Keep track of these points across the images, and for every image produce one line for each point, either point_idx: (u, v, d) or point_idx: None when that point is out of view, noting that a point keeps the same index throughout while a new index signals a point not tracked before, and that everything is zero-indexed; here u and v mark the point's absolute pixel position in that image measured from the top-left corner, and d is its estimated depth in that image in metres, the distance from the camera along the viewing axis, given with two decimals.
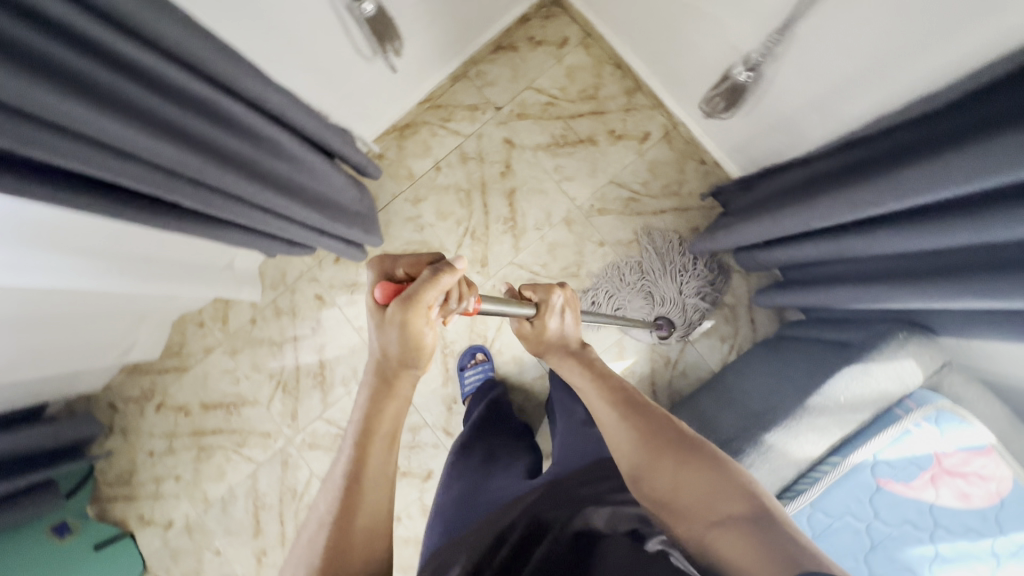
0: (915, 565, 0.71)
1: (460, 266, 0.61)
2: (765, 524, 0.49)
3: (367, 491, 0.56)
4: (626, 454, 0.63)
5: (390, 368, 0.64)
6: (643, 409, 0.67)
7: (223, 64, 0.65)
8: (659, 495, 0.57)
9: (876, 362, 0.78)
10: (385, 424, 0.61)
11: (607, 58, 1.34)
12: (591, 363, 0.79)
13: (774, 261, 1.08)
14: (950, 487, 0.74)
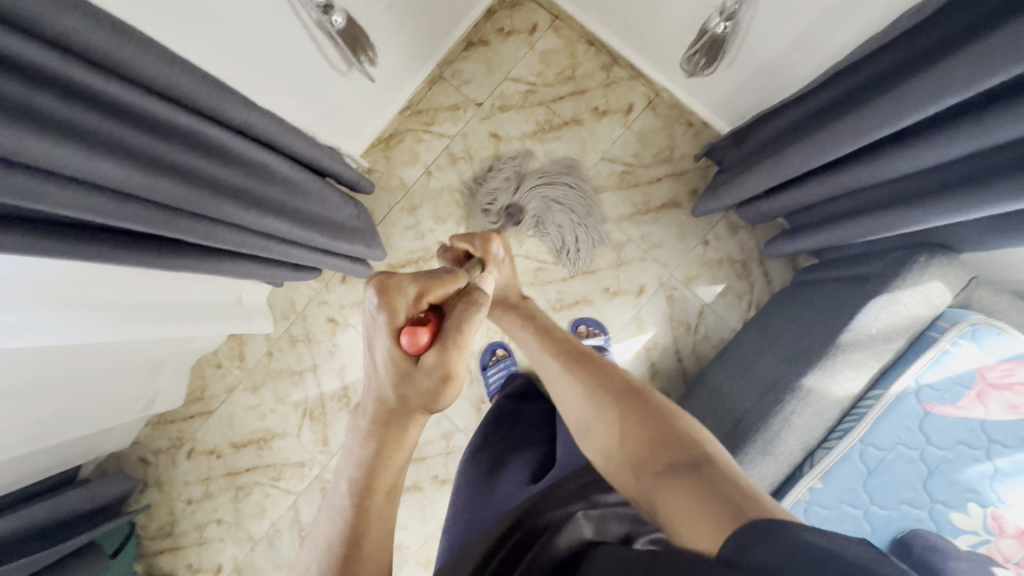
0: (976, 485, 0.72)
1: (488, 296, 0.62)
2: (704, 464, 0.52)
3: (369, 551, 0.54)
4: (578, 408, 0.69)
5: (403, 414, 0.57)
6: (590, 363, 0.72)
7: (207, 94, 0.64)
8: (609, 447, 0.62)
9: (903, 288, 0.77)
10: (387, 478, 0.58)
11: (579, 36, 1.33)
12: (540, 321, 0.83)
13: (778, 208, 1.07)
14: (998, 401, 0.72)
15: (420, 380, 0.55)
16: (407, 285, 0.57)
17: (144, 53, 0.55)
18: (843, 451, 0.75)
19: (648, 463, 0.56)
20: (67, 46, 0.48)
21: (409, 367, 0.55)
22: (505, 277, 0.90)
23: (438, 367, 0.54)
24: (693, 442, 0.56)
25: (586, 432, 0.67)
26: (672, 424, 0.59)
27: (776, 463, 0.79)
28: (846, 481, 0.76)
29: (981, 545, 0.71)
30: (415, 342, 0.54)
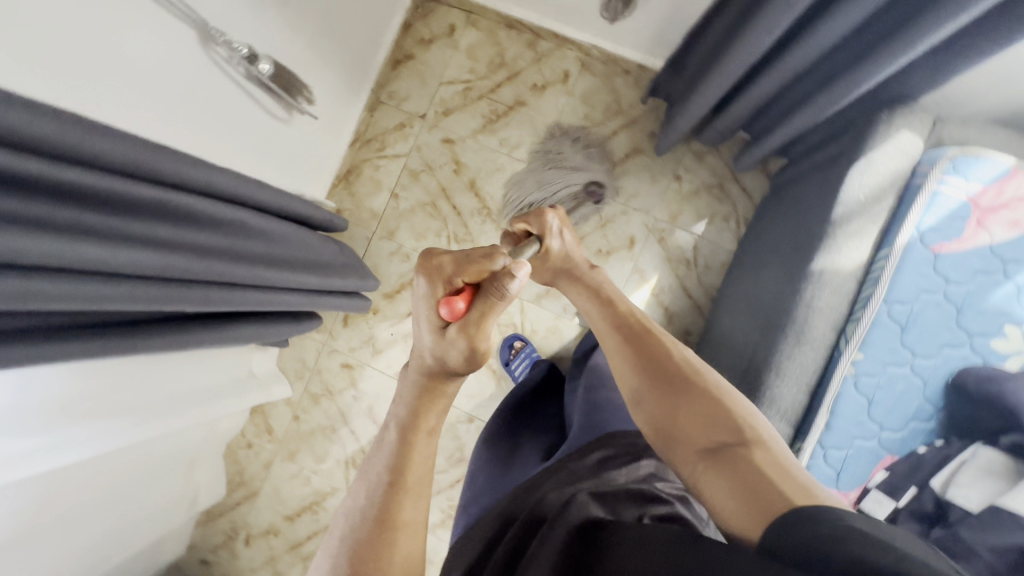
0: (1004, 307, 0.73)
1: (524, 278, 0.56)
2: (758, 451, 0.49)
3: (413, 483, 0.52)
4: (629, 380, 0.65)
5: (437, 387, 0.56)
6: (647, 338, 0.68)
7: (165, 162, 0.65)
8: (657, 421, 0.60)
9: (875, 150, 0.79)
10: (428, 418, 0.55)
11: (498, 23, 1.36)
12: (606, 301, 0.77)
13: (735, 120, 1.09)
14: (998, 222, 0.74)
15: (446, 351, 0.56)
16: (444, 262, 0.59)
17: (95, 133, 0.55)
18: (871, 318, 0.76)
19: (698, 441, 0.54)
20: (21, 143, 0.49)
21: (441, 338, 0.56)
22: (575, 250, 0.86)
23: (461, 343, 0.54)
24: (752, 426, 0.53)
25: (637, 404, 0.63)
26: (730, 404, 0.56)
27: (812, 350, 0.79)
28: (884, 344, 0.76)
29: None
30: (445, 313, 0.56)
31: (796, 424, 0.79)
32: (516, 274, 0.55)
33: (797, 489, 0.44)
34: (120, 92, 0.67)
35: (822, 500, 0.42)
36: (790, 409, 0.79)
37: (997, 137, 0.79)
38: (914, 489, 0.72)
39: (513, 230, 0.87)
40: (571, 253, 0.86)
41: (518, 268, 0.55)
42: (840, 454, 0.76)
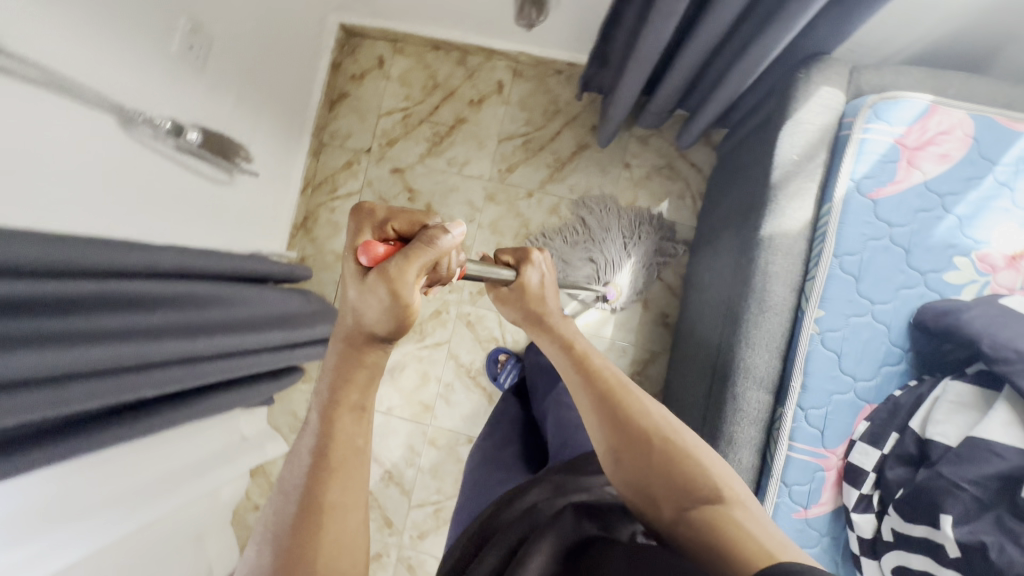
0: (947, 239, 0.75)
1: (455, 231, 0.52)
2: (739, 514, 0.51)
3: (341, 460, 0.45)
4: (605, 438, 0.62)
5: (357, 355, 0.48)
6: (624, 393, 0.65)
7: (99, 253, 0.66)
8: (636, 482, 0.58)
9: (800, 109, 0.81)
10: (351, 395, 0.47)
11: (424, 47, 1.36)
12: (574, 355, 0.72)
13: (667, 100, 1.10)
14: (927, 159, 0.76)
15: (365, 303, 0.48)
16: (377, 209, 0.55)
17: (16, 242, 0.56)
18: (825, 273, 0.77)
19: (680, 502, 0.55)
20: None
21: (358, 285, 0.49)
22: (552, 291, 0.81)
23: (380, 290, 0.48)
24: (730, 488, 0.55)
25: (614, 462, 0.61)
26: (707, 463, 0.57)
27: (777, 316, 0.80)
28: (842, 296, 0.77)
29: (985, 288, 0.74)
30: (364, 257, 0.50)
31: (773, 388, 0.80)
32: (449, 231, 0.52)
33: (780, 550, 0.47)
34: (38, 192, 0.67)
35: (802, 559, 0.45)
36: (766, 376, 0.80)
37: (913, 73, 0.80)
38: (895, 434, 0.72)
39: (495, 256, 0.83)
40: (549, 287, 0.81)
41: (454, 225, 0.52)
42: (820, 413, 0.76)
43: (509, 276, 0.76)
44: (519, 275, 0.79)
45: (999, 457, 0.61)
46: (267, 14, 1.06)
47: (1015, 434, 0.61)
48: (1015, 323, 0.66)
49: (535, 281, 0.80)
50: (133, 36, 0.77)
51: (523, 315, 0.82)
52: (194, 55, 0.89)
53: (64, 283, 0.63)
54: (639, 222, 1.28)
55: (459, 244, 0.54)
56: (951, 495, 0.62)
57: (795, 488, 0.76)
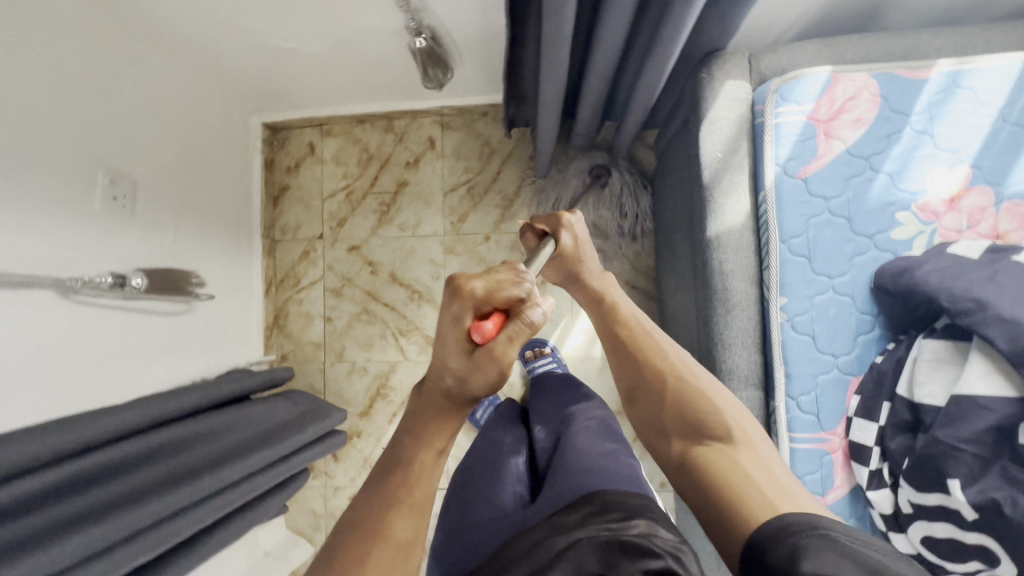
0: (883, 198, 0.76)
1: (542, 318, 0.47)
2: (744, 456, 0.54)
3: (414, 498, 0.46)
4: (624, 377, 0.67)
5: (451, 411, 0.48)
6: (648, 338, 0.67)
7: (46, 441, 0.66)
8: (652, 418, 0.63)
9: (711, 108, 0.82)
10: (444, 433, 0.48)
11: (349, 124, 1.38)
12: (602, 304, 0.73)
13: (590, 120, 1.11)
14: (843, 127, 0.77)
15: (472, 375, 0.46)
16: (476, 287, 0.46)
17: None
18: (777, 260, 0.77)
19: (689, 438, 0.58)
20: None
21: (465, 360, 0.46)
22: (586, 252, 0.76)
23: (492, 372, 0.45)
24: (744, 429, 0.56)
25: (632, 398, 0.66)
26: (719, 403, 0.59)
27: (744, 311, 0.79)
28: (799, 279, 0.77)
29: (934, 237, 0.74)
30: (477, 334, 0.46)
31: (762, 380, 0.79)
32: (540, 305, 0.48)
33: (777, 493, 0.49)
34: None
35: (803, 507, 0.46)
36: (751, 372, 0.79)
37: (809, 48, 0.81)
38: (887, 403, 0.71)
39: (528, 227, 0.79)
40: (587, 249, 0.76)
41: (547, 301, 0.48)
42: (811, 398, 0.75)
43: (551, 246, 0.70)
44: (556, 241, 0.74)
45: (988, 409, 0.60)
46: (186, 140, 1.08)
47: (997, 383, 0.61)
48: (968, 271, 0.66)
49: (571, 243, 0.75)
50: (51, 210, 0.78)
51: (563, 276, 0.78)
52: (121, 204, 0.90)
53: (20, 482, 0.62)
54: (603, 169, 1.26)
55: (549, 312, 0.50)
56: (953, 458, 0.62)
57: (807, 478, 0.75)
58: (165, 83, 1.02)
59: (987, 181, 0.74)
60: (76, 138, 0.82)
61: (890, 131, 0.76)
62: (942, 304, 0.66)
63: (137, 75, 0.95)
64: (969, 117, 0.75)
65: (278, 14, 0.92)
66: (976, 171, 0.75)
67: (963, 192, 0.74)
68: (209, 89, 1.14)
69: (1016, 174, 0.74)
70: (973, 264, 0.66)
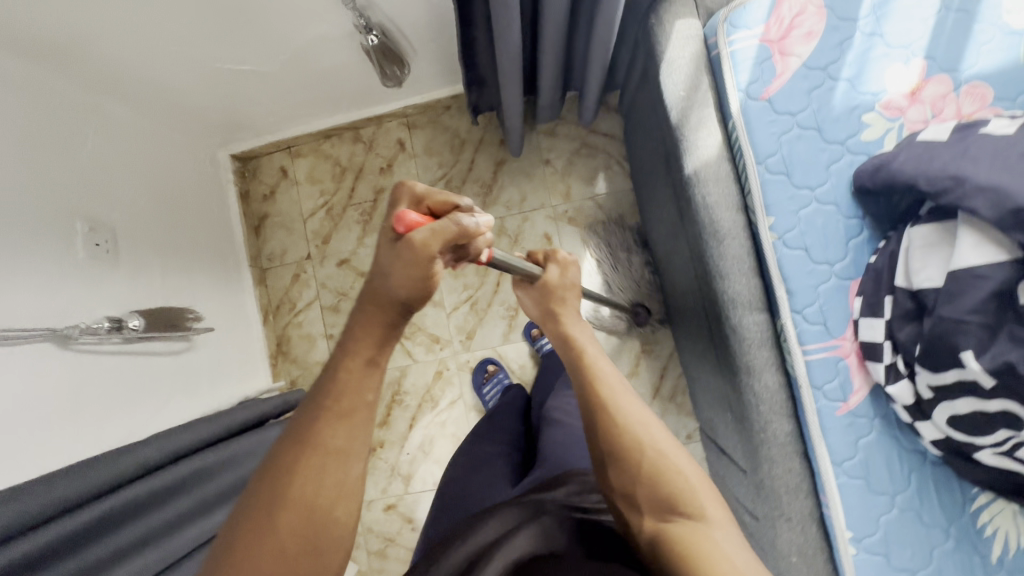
0: (848, 104, 0.78)
1: (474, 220, 0.48)
2: (717, 534, 0.56)
3: (347, 404, 0.47)
4: (597, 447, 0.64)
5: (370, 319, 0.48)
6: (628, 400, 0.65)
7: (71, 484, 0.64)
8: (625, 488, 0.62)
9: (666, 49, 0.83)
10: (367, 347, 0.48)
11: (317, 141, 1.38)
12: (573, 354, 0.71)
13: (551, 92, 1.13)
14: (796, 43, 0.79)
15: (394, 267, 0.46)
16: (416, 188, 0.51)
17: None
18: (757, 181, 0.79)
19: (661, 513, 0.59)
20: None
21: (388, 249, 0.47)
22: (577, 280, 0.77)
23: (406, 261, 0.46)
24: (716, 507, 0.58)
25: (603, 466, 0.63)
26: (695, 480, 0.59)
27: (735, 240, 0.79)
28: (782, 196, 0.78)
29: (903, 131, 0.76)
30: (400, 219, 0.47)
31: (767, 304, 0.79)
32: (476, 216, 0.48)
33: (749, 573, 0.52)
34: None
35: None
36: (754, 298, 0.79)
37: None
38: (889, 297, 0.72)
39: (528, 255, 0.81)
40: (574, 288, 0.77)
41: (481, 214, 0.49)
42: (815, 309, 0.77)
43: (536, 272, 0.73)
44: (545, 271, 0.76)
45: (984, 278, 0.62)
46: (156, 180, 1.07)
47: (988, 251, 0.62)
48: (941, 152, 0.68)
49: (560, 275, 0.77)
50: (35, 261, 0.77)
51: (541, 311, 0.77)
52: (105, 250, 0.90)
53: (48, 528, 0.61)
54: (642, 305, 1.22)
55: (485, 231, 0.49)
56: (961, 332, 0.63)
57: (826, 387, 0.76)
58: (126, 127, 1.02)
59: (942, 69, 0.76)
60: (48, 188, 0.82)
61: (843, 38, 0.78)
62: (923, 189, 0.68)
63: (98, 123, 0.95)
64: (914, 12, 0.78)
65: (227, 39, 0.93)
66: (930, 62, 0.77)
67: (922, 83, 0.76)
68: (171, 129, 1.14)
69: (968, 58, 0.76)
70: (944, 145, 0.68)
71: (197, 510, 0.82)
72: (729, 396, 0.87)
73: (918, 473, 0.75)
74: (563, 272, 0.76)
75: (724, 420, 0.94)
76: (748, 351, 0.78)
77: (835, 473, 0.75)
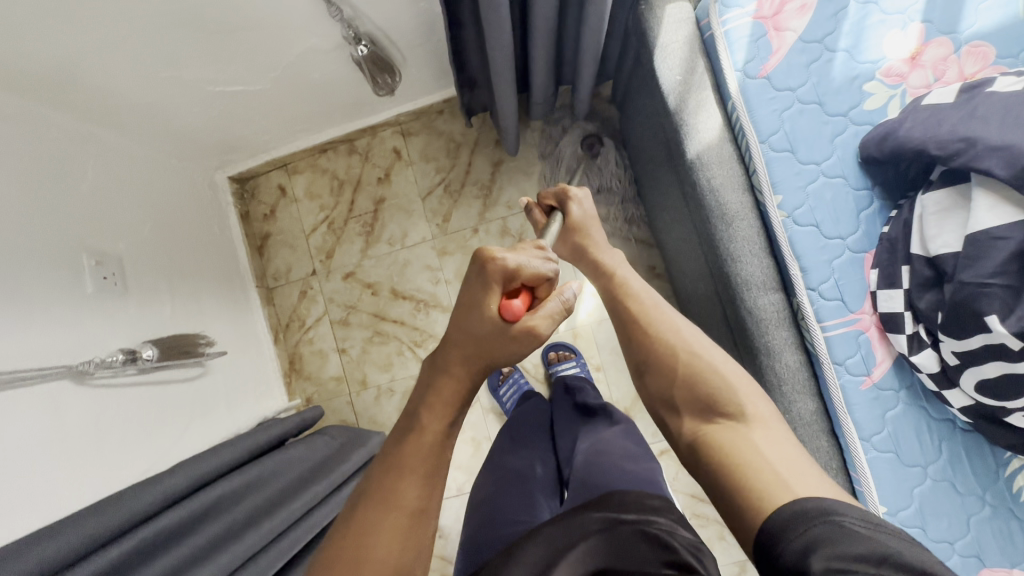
0: (848, 73, 0.77)
1: (569, 301, 0.57)
2: (761, 431, 0.55)
3: (422, 464, 0.50)
4: (633, 353, 0.67)
5: (458, 376, 0.53)
6: (662, 313, 0.68)
7: (98, 521, 0.64)
8: (665, 393, 0.63)
9: (659, 34, 0.82)
10: (445, 401, 0.53)
11: (314, 156, 1.38)
12: (605, 278, 0.74)
13: (544, 87, 1.12)
14: (789, 18, 0.79)
15: (498, 348, 0.54)
16: (506, 268, 0.52)
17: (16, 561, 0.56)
18: (762, 161, 0.78)
19: (702, 417, 0.59)
20: None
21: (495, 337, 0.53)
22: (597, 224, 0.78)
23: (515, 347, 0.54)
24: (754, 403, 0.58)
25: (642, 374, 0.66)
26: (734, 383, 0.59)
27: (744, 221, 0.78)
28: (788, 173, 0.77)
29: (905, 98, 0.75)
30: (508, 314, 0.52)
31: (782, 284, 0.78)
32: (569, 294, 0.57)
33: (792, 476, 0.50)
34: (16, 502, 0.65)
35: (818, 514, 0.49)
36: (768, 279, 0.77)
37: None
38: (905, 267, 0.71)
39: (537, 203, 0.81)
40: (596, 222, 0.78)
41: (574, 290, 0.57)
42: (830, 284, 0.76)
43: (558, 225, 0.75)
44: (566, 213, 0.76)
45: (1003, 238, 0.61)
46: (156, 206, 1.07)
47: (1004, 212, 0.62)
48: (947, 116, 0.67)
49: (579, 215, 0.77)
50: (47, 298, 0.77)
51: (570, 251, 0.78)
52: (112, 282, 0.90)
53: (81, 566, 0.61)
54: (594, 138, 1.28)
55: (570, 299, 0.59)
56: (984, 296, 0.62)
57: (849, 362, 0.75)
58: (121, 156, 1.01)
59: (941, 31, 0.75)
60: (54, 225, 0.82)
61: (838, 9, 0.78)
62: (933, 154, 0.67)
63: (95, 154, 0.95)
64: None
65: (216, 59, 0.93)
66: (928, 25, 0.76)
67: (922, 47, 0.75)
68: (167, 154, 1.14)
69: (967, 18, 0.75)
70: (951, 109, 0.67)
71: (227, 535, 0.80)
72: None
73: (949, 443, 0.74)
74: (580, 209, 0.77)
75: None
76: (767, 332, 0.77)
77: (864, 449, 0.74)
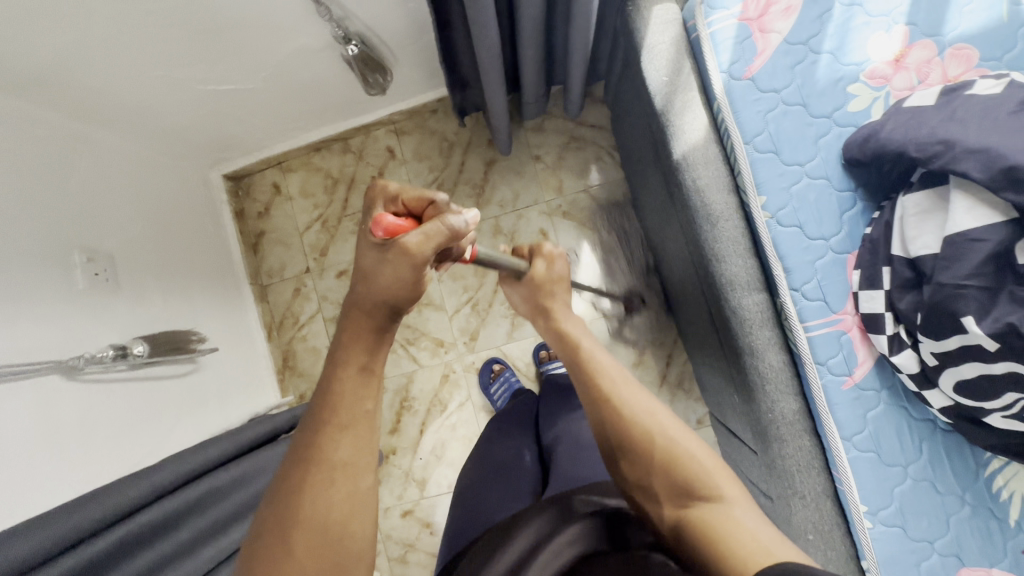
0: (832, 76, 0.77)
1: (459, 217, 0.51)
2: (737, 512, 0.53)
3: (347, 418, 0.46)
4: (604, 439, 0.62)
5: (364, 321, 0.50)
6: (634, 392, 0.63)
7: (85, 512, 0.65)
8: (640, 480, 0.59)
9: (647, 35, 0.83)
10: (358, 352, 0.49)
11: (308, 155, 1.38)
12: (570, 350, 0.69)
13: (535, 88, 1.12)
14: (774, 20, 0.79)
15: (384, 272, 0.49)
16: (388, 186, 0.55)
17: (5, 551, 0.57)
18: (747, 162, 0.78)
19: (679, 500, 0.56)
20: None
21: (373, 255, 0.50)
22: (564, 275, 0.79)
23: (399, 266, 0.49)
24: (731, 486, 0.56)
25: (615, 461, 0.61)
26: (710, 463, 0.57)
27: (729, 221, 0.78)
28: (773, 174, 0.78)
29: (889, 100, 0.75)
30: (380, 228, 0.50)
31: (766, 284, 0.78)
32: (463, 215, 0.52)
33: (775, 546, 0.49)
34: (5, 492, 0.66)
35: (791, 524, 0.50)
36: (751, 279, 0.77)
37: None
38: (886, 268, 0.72)
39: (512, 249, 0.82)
40: (561, 281, 0.78)
41: (469, 211, 0.52)
42: (813, 285, 0.76)
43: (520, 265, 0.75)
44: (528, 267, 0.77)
45: (980, 241, 0.62)
46: (149, 204, 1.08)
47: (981, 214, 0.62)
48: (927, 118, 0.67)
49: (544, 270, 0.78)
50: (37, 294, 0.78)
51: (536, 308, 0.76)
52: (104, 278, 0.91)
53: (67, 557, 0.62)
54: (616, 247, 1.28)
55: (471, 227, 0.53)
56: (961, 298, 0.63)
57: (831, 362, 0.75)
58: (114, 153, 1.02)
59: (924, 33, 0.75)
60: (46, 223, 0.83)
61: (823, 11, 0.78)
62: (913, 156, 0.67)
63: (87, 151, 0.96)
64: None
65: (208, 59, 0.94)
66: (912, 28, 0.76)
67: (906, 50, 0.76)
68: (160, 151, 1.15)
69: (951, 20, 0.75)
70: (931, 111, 0.68)
71: (214, 529, 0.81)
72: (735, 378, 0.86)
73: (930, 443, 0.75)
74: (547, 267, 0.77)
75: (732, 404, 0.93)
76: (750, 332, 0.77)
77: (845, 448, 0.75)
